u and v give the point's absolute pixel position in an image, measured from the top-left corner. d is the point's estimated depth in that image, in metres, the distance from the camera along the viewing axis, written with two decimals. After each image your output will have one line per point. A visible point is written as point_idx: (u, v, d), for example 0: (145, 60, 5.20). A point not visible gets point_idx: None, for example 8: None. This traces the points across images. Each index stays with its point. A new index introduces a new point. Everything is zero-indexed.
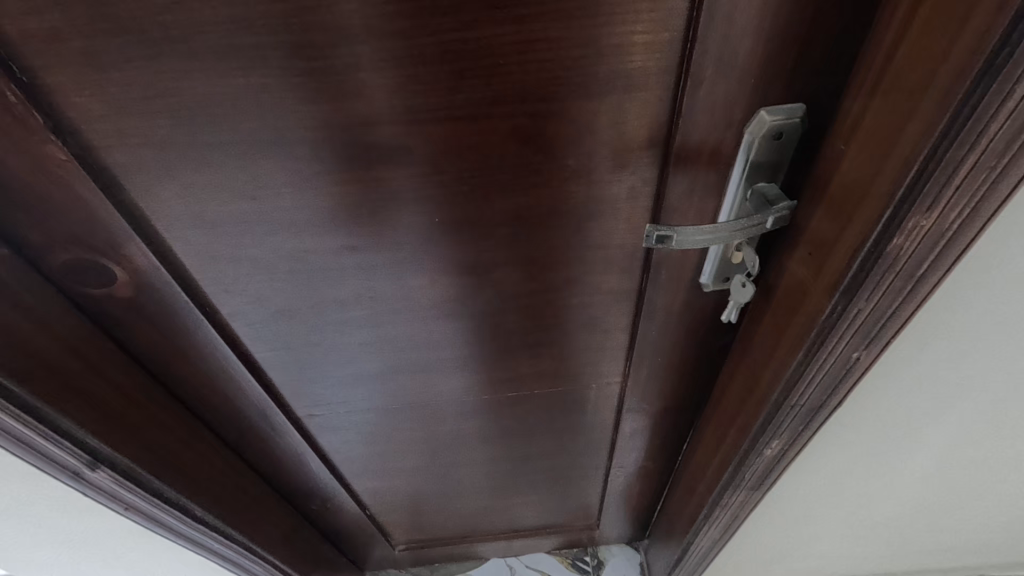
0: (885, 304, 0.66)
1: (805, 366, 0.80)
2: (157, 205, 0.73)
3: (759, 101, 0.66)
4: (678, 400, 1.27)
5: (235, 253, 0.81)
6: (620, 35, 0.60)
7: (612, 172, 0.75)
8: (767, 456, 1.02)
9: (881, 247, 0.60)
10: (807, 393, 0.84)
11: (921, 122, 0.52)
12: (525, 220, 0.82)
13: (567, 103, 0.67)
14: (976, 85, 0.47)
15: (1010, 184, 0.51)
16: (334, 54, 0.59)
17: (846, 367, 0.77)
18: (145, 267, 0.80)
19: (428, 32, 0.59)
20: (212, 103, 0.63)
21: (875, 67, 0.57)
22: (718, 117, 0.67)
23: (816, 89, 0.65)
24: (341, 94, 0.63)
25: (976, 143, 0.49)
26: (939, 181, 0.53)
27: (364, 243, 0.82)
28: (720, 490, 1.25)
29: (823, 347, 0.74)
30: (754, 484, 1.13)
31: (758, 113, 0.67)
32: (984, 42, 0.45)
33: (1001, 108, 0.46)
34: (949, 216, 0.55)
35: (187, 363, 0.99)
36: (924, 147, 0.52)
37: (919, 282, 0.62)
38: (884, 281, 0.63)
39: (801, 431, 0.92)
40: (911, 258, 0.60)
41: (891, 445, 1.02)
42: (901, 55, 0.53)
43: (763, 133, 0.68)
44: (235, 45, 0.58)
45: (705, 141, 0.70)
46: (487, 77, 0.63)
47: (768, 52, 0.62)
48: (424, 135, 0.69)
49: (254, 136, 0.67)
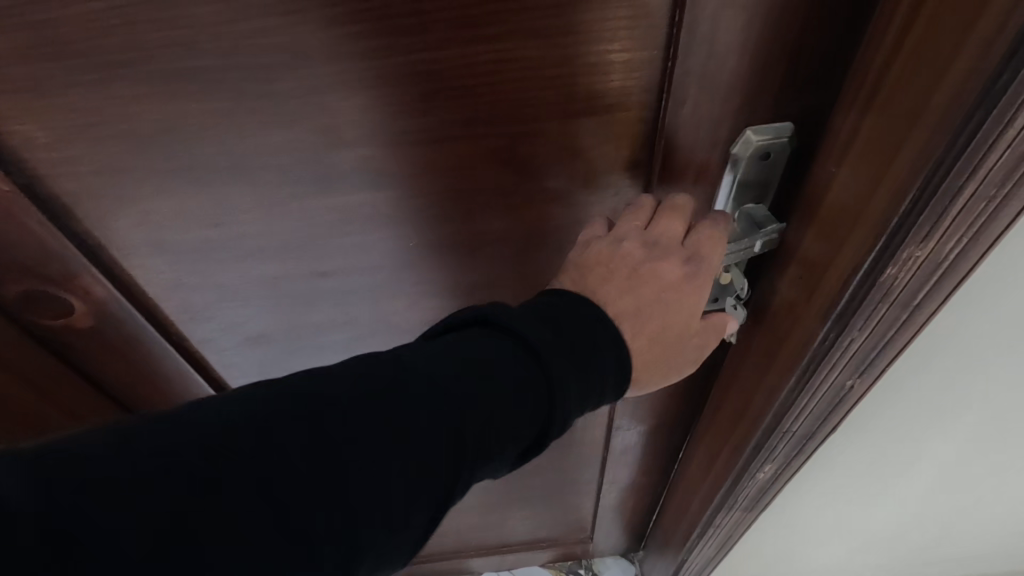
0: (881, 331, 0.64)
1: (796, 393, 0.77)
2: (114, 234, 0.69)
3: (745, 120, 0.63)
4: (670, 417, 1.24)
5: (200, 280, 0.77)
6: (597, 54, 0.57)
7: (594, 192, 0.72)
8: (760, 479, 1.02)
9: (873, 277, 0.58)
10: (800, 418, 0.82)
11: (916, 147, 0.49)
12: (506, 242, 0.79)
13: (545, 124, 0.63)
14: (974, 112, 0.44)
15: (1008, 213, 0.50)
16: (294, 77, 0.56)
17: (840, 392, 0.76)
18: (104, 298, 0.76)
19: (394, 53, 0.55)
20: (164, 130, 0.59)
21: (867, 83, 0.53)
22: (703, 137, 0.64)
23: (803, 107, 0.62)
24: (303, 118, 0.60)
25: (973, 174, 0.47)
26: (934, 212, 0.51)
27: (337, 268, 0.79)
28: (714, 511, 1.23)
29: (816, 375, 0.72)
30: (747, 504, 1.13)
31: (744, 132, 0.64)
32: (983, 61, 0.43)
33: (1001, 138, 0.44)
34: (946, 247, 0.53)
35: (158, 393, 0.94)
36: (919, 175, 0.50)
37: (915, 309, 0.61)
38: (877, 310, 0.61)
39: (794, 455, 0.92)
40: (906, 287, 0.58)
41: (885, 464, 1.00)
42: (894, 72, 0.50)
43: (750, 153, 0.65)
44: (185, 69, 0.54)
45: (690, 161, 0.67)
46: (458, 98, 0.60)
47: (754, 71, 0.58)
48: (395, 158, 0.65)
49: (213, 163, 0.63)
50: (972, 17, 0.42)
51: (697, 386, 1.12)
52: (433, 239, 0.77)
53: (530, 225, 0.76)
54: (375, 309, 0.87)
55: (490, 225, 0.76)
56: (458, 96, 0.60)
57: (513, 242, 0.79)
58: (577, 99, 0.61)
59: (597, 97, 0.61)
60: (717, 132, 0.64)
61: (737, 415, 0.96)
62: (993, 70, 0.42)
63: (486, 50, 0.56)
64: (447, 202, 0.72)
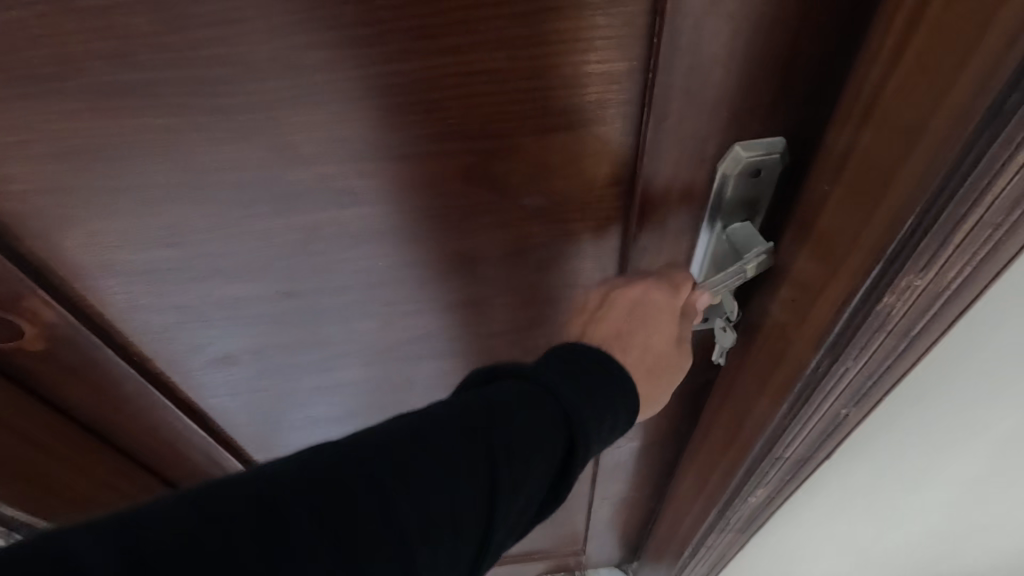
0: (878, 360, 0.61)
1: (789, 420, 0.73)
2: (62, 255, 0.65)
3: (734, 135, 0.59)
4: (661, 434, 1.20)
5: (159, 301, 0.73)
6: (571, 66, 0.53)
7: (574, 210, 0.68)
8: (752, 502, 0.98)
9: (869, 306, 0.55)
10: (792, 445, 0.78)
11: (914, 170, 0.46)
12: (482, 260, 0.75)
13: (519, 139, 0.59)
14: (978, 137, 0.41)
15: (1015, 242, 0.46)
16: (243, 91, 0.52)
17: (835, 421, 0.72)
18: (54, 321, 0.72)
19: (350, 65, 0.51)
20: (105, 147, 0.55)
21: (860, 98, 0.49)
22: (689, 154, 0.60)
23: (796, 121, 0.58)
24: (256, 135, 0.56)
25: (978, 201, 0.43)
26: (935, 240, 0.47)
27: (304, 288, 0.74)
28: (706, 531, 1.20)
29: (809, 403, 0.69)
30: (740, 526, 1.09)
31: (732, 148, 0.60)
32: (990, 81, 0.39)
33: (1008, 164, 0.40)
34: (946, 275, 0.49)
35: (122, 416, 0.90)
36: (918, 200, 0.46)
37: (913, 339, 0.57)
38: (873, 339, 0.58)
39: (788, 480, 0.88)
40: (904, 316, 0.54)
41: (887, 506, 0.95)
42: (890, 87, 0.46)
43: (738, 170, 0.60)
44: (122, 82, 0.50)
45: (676, 179, 0.63)
46: (424, 112, 0.56)
47: (742, 84, 0.54)
48: (359, 175, 0.61)
49: (162, 181, 0.58)
50: (979, 31, 0.38)
51: (688, 404, 1.08)
52: (406, 259, 0.73)
53: (508, 243, 0.72)
54: (347, 329, 0.82)
55: (466, 244, 0.72)
56: (426, 110, 0.56)
57: (492, 261, 0.75)
58: (552, 113, 0.57)
59: (574, 112, 0.57)
60: (704, 148, 0.59)
61: (729, 439, 0.92)
62: (1000, 91, 0.38)
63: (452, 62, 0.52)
64: (418, 222, 0.68)
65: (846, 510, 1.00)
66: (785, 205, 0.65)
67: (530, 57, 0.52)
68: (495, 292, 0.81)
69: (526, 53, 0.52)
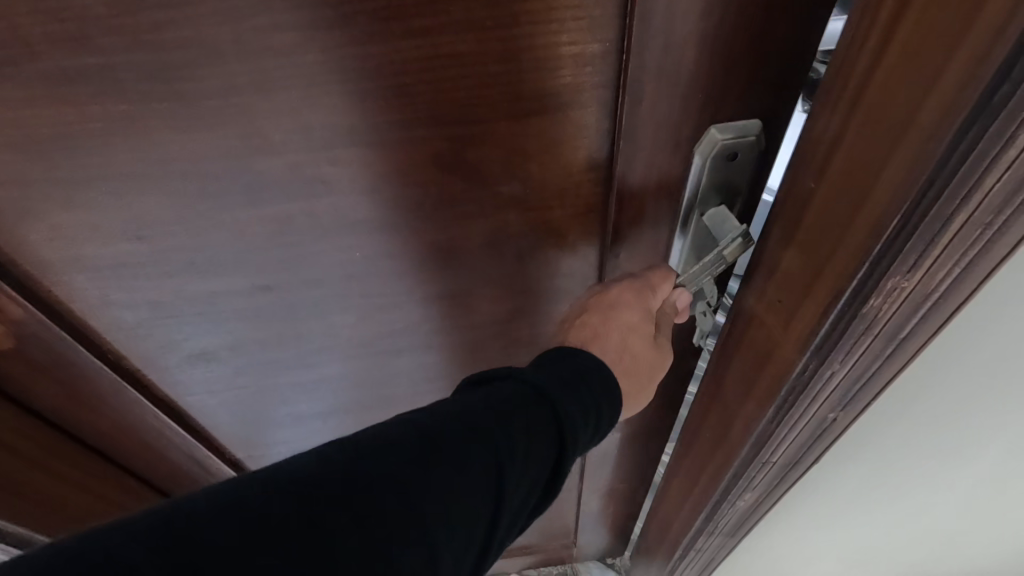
0: (865, 362, 0.60)
1: (776, 422, 0.73)
2: (26, 249, 0.63)
3: (709, 118, 0.58)
4: (647, 425, 1.20)
5: (130, 298, 0.71)
6: (544, 48, 0.52)
7: (552, 198, 0.67)
8: (741, 506, 0.99)
9: (856, 308, 0.54)
10: (780, 448, 0.78)
11: (901, 167, 0.44)
12: (461, 251, 0.74)
13: (493, 124, 0.59)
14: (965, 135, 0.39)
15: (1008, 241, 0.44)
16: (208, 75, 0.50)
17: (822, 424, 0.71)
18: (22, 318, 0.70)
19: (318, 49, 0.50)
20: (66, 135, 0.53)
21: (849, 87, 0.46)
22: (665, 138, 0.60)
23: (770, 104, 0.58)
24: (223, 121, 0.54)
25: (969, 198, 0.41)
26: (922, 241, 0.46)
27: (281, 281, 0.73)
28: (698, 533, 1.22)
29: (797, 404, 0.68)
30: (730, 527, 1.10)
31: (707, 131, 0.59)
32: (979, 73, 0.36)
33: (1001, 156, 0.38)
34: (936, 276, 0.48)
35: (96, 417, 0.88)
36: (905, 197, 0.44)
37: (901, 341, 0.56)
38: (860, 341, 0.57)
39: (776, 485, 0.88)
40: (891, 318, 0.53)
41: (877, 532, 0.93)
42: (877, 78, 0.43)
43: (714, 152, 0.60)
44: (82, 66, 0.49)
45: (652, 164, 0.62)
46: (395, 97, 0.55)
47: (716, 66, 0.54)
48: (331, 163, 0.60)
49: (126, 171, 0.57)
50: (963, 23, 0.36)
51: (672, 395, 1.08)
52: (384, 251, 0.72)
53: (488, 235, 0.72)
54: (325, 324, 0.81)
55: (446, 237, 0.71)
56: (398, 96, 0.55)
57: (473, 253, 0.74)
58: (526, 98, 0.56)
59: (548, 96, 0.56)
60: (679, 132, 0.59)
61: (716, 440, 0.92)
62: (987, 88, 0.36)
63: (421, 43, 0.51)
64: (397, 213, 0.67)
65: (834, 532, 0.99)
66: (763, 192, 0.65)
67: (501, 40, 0.51)
68: (474, 285, 0.80)
69: (497, 36, 0.51)
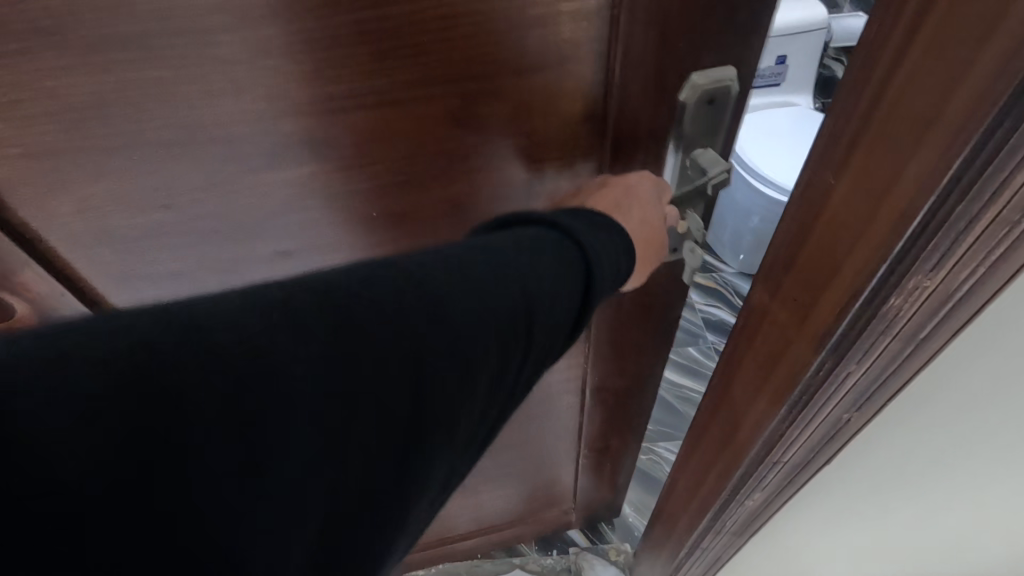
0: (881, 365, 0.59)
1: (789, 421, 0.74)
2: (52, 221, 0.65)
3: (689, 66, 0.66)
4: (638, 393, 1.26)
5: (149, 270, 0.73)
6: (546, 5, 0.58)
7: (552, 151, 0.74)
8: (747, 506, 0.94)
9: (875, 304, 0.55)
10: (791, 450, 0.77)
11: (924, 164, 0.45)
12: (466, 212, 0.79)
13: (501, 80, 0.64)
14: (988, 141, 0.41)
15: None
16: (240, 39, 0.54)
17: (836, 428, 0.70)
18: (44, 296, 0.70)
19: (344, 11, 0.55)
20: (99, 102, 0.56)
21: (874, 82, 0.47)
22: (652, 86, 0.67)
23: (740, 54, 0.67)
24: (250, 84, 0.58)
25: (991, 200, 0.42)
26: (946, 238, 0.46)
27: (296, 249, 0.76)
28: (697, 534, 1.16)
29: (811, 401, 0.69)
30: (737, 528, 1.03)
31: (689, 78, 0.67)
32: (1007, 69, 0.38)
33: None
34: (959, 275, 0.47)
35: None
36: (927, 194, 0.46)
37: (918, 346, 0.55)
38: (879, 342, 0.57)
39: (784, 486, 0.84)
40: (911, 320, 0.53)
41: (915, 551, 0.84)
42: (904, 72, 0.45)
43: (696, 98, 0.68)
44: (120, 32, 0.51)
45: (642, 112, 0.70)
46: (414, 56, 0.60)
47: (693, 16, 0.62)
48: (351, 124, 0.65)
49: (152, 139, 0.60)
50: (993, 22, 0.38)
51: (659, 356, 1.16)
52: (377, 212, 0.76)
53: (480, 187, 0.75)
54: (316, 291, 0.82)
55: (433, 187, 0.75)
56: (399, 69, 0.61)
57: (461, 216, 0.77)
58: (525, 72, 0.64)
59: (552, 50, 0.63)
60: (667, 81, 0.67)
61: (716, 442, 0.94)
62: (986, 127, 0.40)
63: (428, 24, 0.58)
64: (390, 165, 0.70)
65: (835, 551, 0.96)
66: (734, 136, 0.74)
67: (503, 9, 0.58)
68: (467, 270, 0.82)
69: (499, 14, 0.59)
